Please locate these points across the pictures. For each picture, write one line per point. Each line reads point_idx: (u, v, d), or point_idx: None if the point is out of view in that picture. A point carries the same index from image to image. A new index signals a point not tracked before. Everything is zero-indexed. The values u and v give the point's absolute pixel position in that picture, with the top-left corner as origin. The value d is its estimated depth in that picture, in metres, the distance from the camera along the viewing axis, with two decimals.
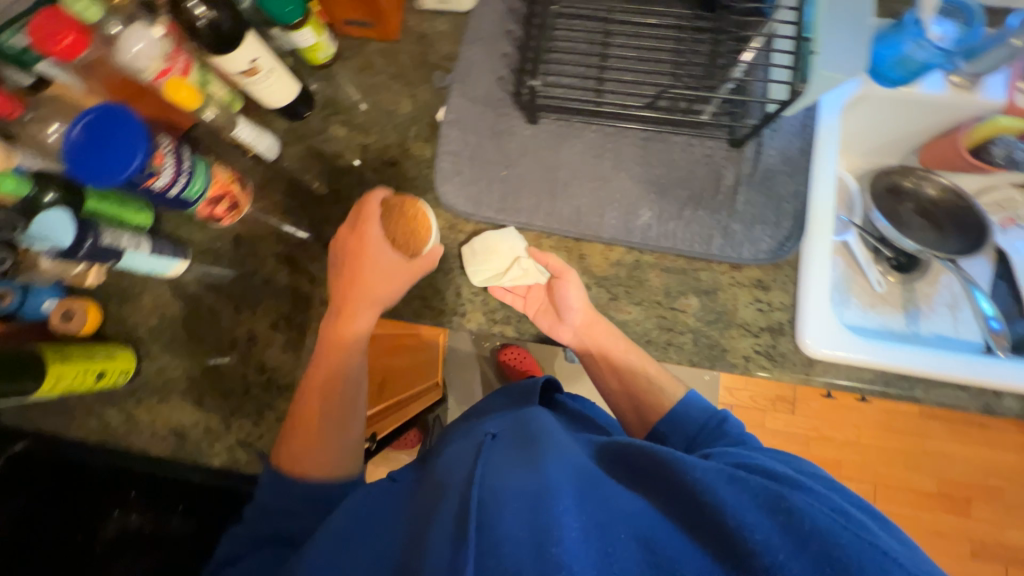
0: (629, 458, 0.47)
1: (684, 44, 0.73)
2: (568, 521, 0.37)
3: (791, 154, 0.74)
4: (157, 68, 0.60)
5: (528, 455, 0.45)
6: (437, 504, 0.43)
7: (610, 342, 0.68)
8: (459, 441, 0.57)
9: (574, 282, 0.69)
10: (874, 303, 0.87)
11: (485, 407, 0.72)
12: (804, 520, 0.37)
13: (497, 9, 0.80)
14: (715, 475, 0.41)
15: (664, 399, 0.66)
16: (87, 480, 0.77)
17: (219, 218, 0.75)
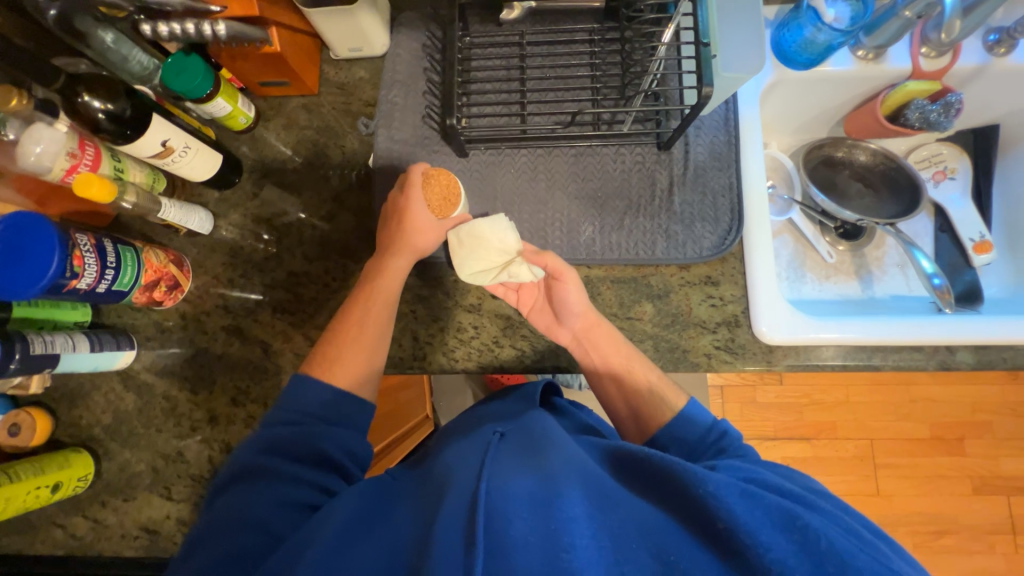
0: (635, 463, 0.47)
1: (598, 57, 0.74)
2: (578, 532, 0.39)
3: (719, 148, 0.74)
4: (63, 166, 0.58)
5: (536, 464, 0.46)
6: (440, 500, 0.43)
7: (612, 351, 0.67)
8: (459, 443, 0.56)
9: (573, 282, 0.67)
10: (828, 275, 0.89)
11: (483, 411, 0.69)
12: (818, 539, 0.37)
13: (411, 47, 0.79)
14: (727, 487, 0.41)
15: (663, 409, 0.63)
16: None
17: (160, 302, 0.74)
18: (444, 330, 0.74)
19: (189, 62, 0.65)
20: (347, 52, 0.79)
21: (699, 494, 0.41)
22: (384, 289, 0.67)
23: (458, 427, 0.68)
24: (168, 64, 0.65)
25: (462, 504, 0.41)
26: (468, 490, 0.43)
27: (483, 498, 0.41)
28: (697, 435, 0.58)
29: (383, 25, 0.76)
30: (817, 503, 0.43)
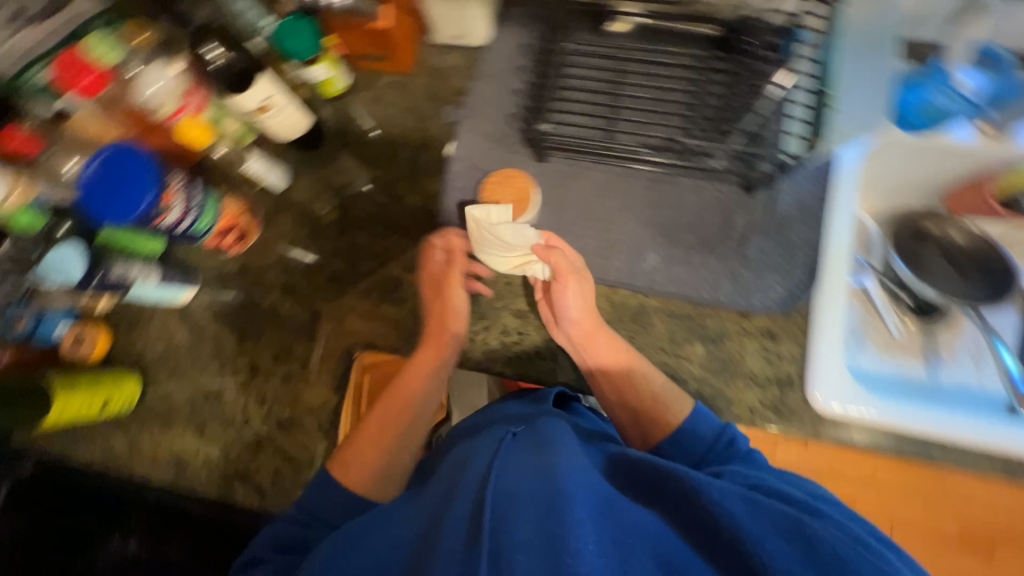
0: (641, 476, 0.49)
1: (698, 85, 0.73)
2: (584, 534, 0.37)
3: (807, 202, 0.72)
4: (172, 108, 0.62)
5: (542, 462, 0.47)
6: (448, 504, 0.45)
7: (608, 357, 0.68)
8: (469, 441, 0.59)
9: (570, 288, 0.68)
10: (890, 350, 0.84)
11: (495, 409, 0.68)
12: (821, 544, 0.41)
13: (510, 44, 0.80)
14: (730, 496, 0.45)
15: (669, 416, 0.64)
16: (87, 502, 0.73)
17: (228, 248, 0.77)
18: (488, 329, 0.74)
19: (300, 26, 0.67)
20: (447, 38, 0.80)
21: (702, 502, 0.44)
22: (416, 387, 0.70)
23: (470, 423, 0.67)
24: (281, 24, 0.67)
25: (472, 503, 0.43)
26: (480, 487, 0.44)
27: (491, 495, 0.42)
28: (704, 443, 0.62)
29: (489, 17, 0.77)
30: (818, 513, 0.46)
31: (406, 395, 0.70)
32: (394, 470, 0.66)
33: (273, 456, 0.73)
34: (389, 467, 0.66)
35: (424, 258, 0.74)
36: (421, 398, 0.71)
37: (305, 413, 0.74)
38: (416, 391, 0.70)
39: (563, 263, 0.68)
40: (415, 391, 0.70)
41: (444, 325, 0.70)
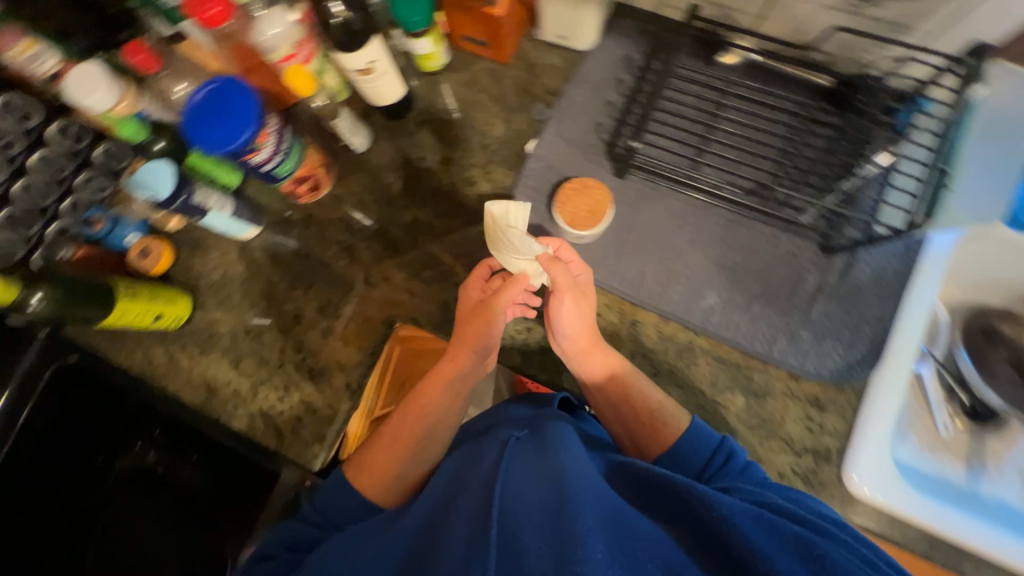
0: (649, 486, 0.46)
1: (798, 132, 0.71)
2: (593, 542, 0.35)
3: (886, 276, 0.68)
4: (284, 53, 0.62)
5: (550, 467, 0.44)
6: (453, 508, 0.44)
7: (603, 369, 0.64)
8: (474, 444, 0.55)
9: (566, 302, 0.63)
10: (934, 447, 0.80)
11: (500, 411, 0.64)
12: (837, 569, 0.36)
13: (614, 55, 0.79)
14: (742, 512, 0.40)
15: (665, 432, 0.60)
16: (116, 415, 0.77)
17: (299, 196, 0.79)
18: (530, 331, 0.73)
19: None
20: (553, 36, 0.79)
21: (711, 518, 0.40)
22: (440, 403, 0.64)
23: (475, 426, 0.65)
24: None
25: (479, 512, 0.41)
26: (485, 494, 0.42)
27: (499, 506, 0.40)
28: (700, 460, 0.57)
29: (599, 25, 0.76)
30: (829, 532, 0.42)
31: (426, 407, 0.64)
32: (410, 478, 0.60)
33: (297, 404, 0.75)
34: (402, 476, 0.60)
35: (461, 295, 0.68)
36: (444, 412, 0.65)
37: (336, 370, 0.76)
38: (440, 407, 0.64)
39: (563, 277, 0.64)
40: (440, 407, 0.64)
41: (482, 347, 0.65)
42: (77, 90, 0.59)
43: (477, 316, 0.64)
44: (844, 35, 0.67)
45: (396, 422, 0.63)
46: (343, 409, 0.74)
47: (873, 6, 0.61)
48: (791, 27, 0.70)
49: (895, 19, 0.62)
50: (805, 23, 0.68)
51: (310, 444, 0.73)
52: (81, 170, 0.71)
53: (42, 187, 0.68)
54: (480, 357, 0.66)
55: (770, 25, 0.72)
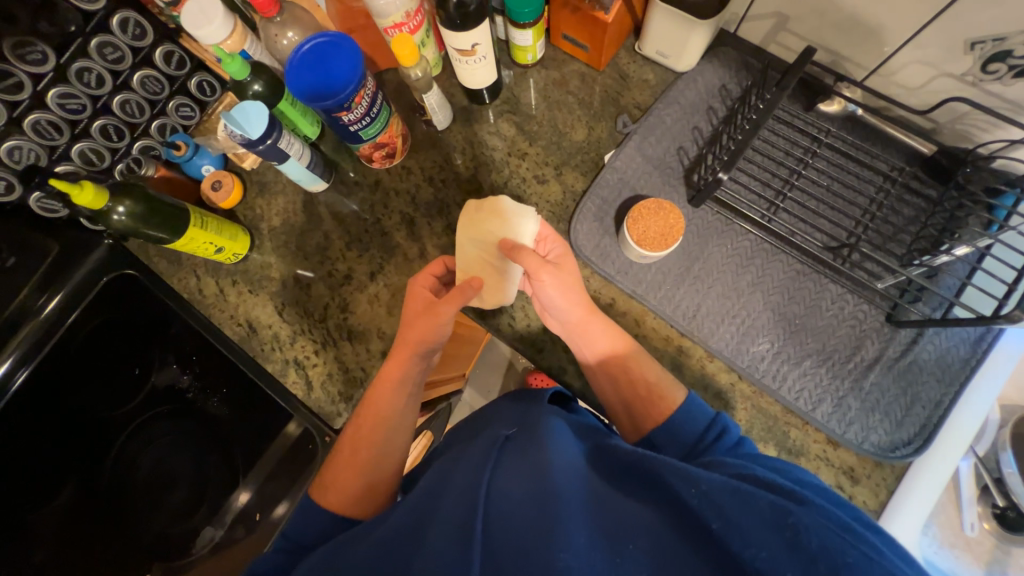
0: (630, 467, 0.40)
1: (886, 197, 0.69)
2: (574, 530, 0.32)
3: (950, 360, 0.65)
4: (395, 20, 0.63)
5: (536, 461, 0.39)
6: (435, 508, 0.37)
7: (602, 341, 0.63)
8: (462, 445, 0.48)
9: (550, 282, 0.61)
10: (955, 543, 0.77)
11: (494, 409, 0.58)
12: (812, 539, 0.30)
13: (710, 82, 0.78)
14: (719, 487, 0.34)
15: (662, 405, 0.57)
16: (154, 335, 0.81)
17: (372, 161, 0.79)
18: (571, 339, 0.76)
19: None
20: (653, 52, 0.78)
21: (689, 497, 0.34)
22: (390, 406, 0.59)
23: (469, 427, 0.56)
24: None
25: (462, 512, 0.34)
26: (466, 493, 0.36)
27: (484, 505, 0.34)
28: (692, 436, 0.53)
29: (702, 50, 0.75)
30: (807, 498, 0.33)
31: (383, 415, 0.58)
32: (381, 486, 0.55)
33: (332, 361, 0.76)
34: (375, 477, 0.55)
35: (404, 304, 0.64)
36: (403, 419, 0.59)
37: (375, 335, 0.77)
38: (391, 412, 0.59)
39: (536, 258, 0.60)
40: (393, 411, 0.59)
41: (425, 350, 0.60)
42: (193, 21, 0.61)
43: (420, 319, 0.59)
44: (955, 105, 0.64)
45: (354, 432, 0.59)
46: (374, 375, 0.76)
47: (998, 83, 0.58)
48: (902, 88, 0.67)
49: (1019, 101, 0.59)
50: (918, 87, 0.66)
51: (335, 402, 0.75)
52: (175, 96, 0.75)
53: (138, 105, 0.71)
54: (424, 361, 0.61)
55: (880, 82, 0.69)
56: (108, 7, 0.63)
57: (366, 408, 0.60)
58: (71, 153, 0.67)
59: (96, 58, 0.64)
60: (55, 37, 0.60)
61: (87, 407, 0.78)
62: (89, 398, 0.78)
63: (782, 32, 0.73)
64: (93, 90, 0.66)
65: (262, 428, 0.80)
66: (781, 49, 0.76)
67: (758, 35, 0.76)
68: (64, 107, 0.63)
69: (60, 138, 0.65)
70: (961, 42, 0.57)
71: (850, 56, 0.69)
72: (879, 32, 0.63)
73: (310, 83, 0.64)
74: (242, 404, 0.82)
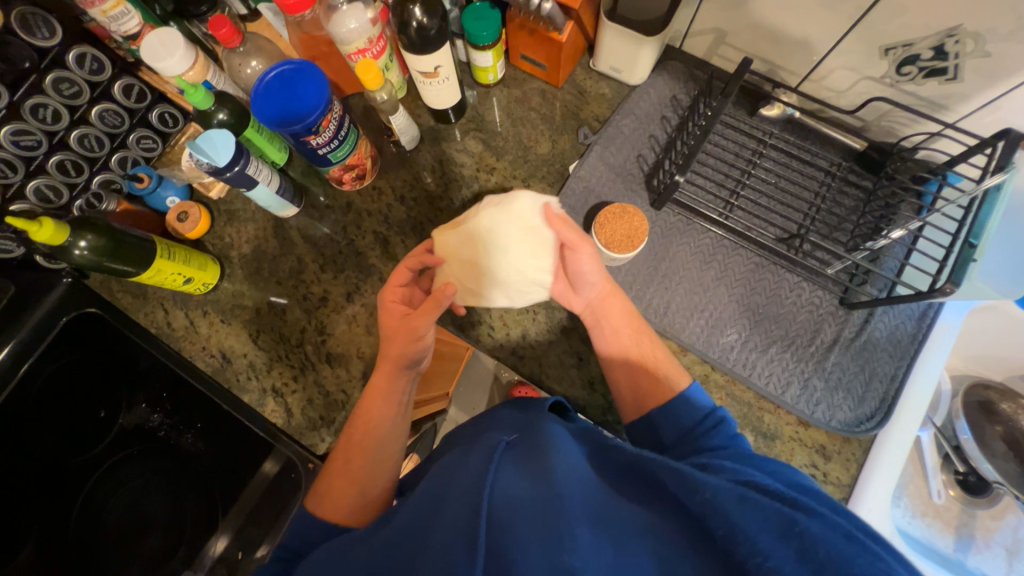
0: (635, 473, 0.41)
1: (828, 190, 0.75)
2: (580, 531, 0.33)
3: (900, 337, 0.70)
4: (358, 47, 0.65)
5: (539, 468, 0.39)
6: (436, 514, 0.37)
7: (623, 322, 0.66)
8: (461, 450, 0.48)
9: (585, 254, 0.65)
10: (925, 512, 0.82)
11: (489, 416, 0.58)
12: (820, 548, 0.29)
13: (661, 94, 0.83)
14: (723, 492, 0.33)
15: (663, 387, 0.59)
16: (121, 373, 0.78)
17: (343, 183, 0.79)
18: (551, 344, 0.79)
19: (490, 14, 0.70)
20: (606, 68, 0.83)
21: (693, 502, 0.34)
22: (381, 414, 0.59)
23: (459, 437, 0.56)
24: (472, 7, 0.70)
25: (465, 513, 0.35)
26: (469, 495, 0.36)
27: (487, 504, 0.35)
28: (690, 420, 0.54)
29: (652, 64, 0.80)
30: (813, 508, 0.33)
31: (375, 424, 0.58)
32: (377, 493, 0.55)
33: (311, 385, 0.75)
34: (367, 490, 0.54)
35: (381, 310, 0.63)
36: (391, 427, 0.59)
37: (355, 356, 0.76)
38: (379, 421, 0.59)
39: (570, 233, 0.65)
40: (382, 420, 0.59)
41: (409, 362, 0.60)
42: (153, 54, 0.61)
43: (399, 332, 0.59)
44: (879, 104, 0.70)
45: (345, 444, 0.58)
46: (356, 397, 0.75)
47: (912, 83, 0.65)
48: (832, 91, 0.74)
49: (932, 98, 0.65)
50: (846, 89, 0.72)
51: (316, 427, 0.74)
52: (135, 128, 0.74)
53: (97, 139, 0.70)
54: (411, 370, 0.61)
55: (813, 87, 0.76)
56: (64, 43, 0.62)
57: (358, 416, 0.59)
58: (26, 191, 0.65)
59: (51, 94, 0.63)
60: (8, 73, 0.58)
61: (48, 458, 0.73)
62: (49, 448, 0.73)
63: (722, 45, 0.79)
64: (50, 126, 0.64)
65: (242, 460, 0.78)
66: (723, 61, 0.82)
67: (701, 49, 0.82)
68: (18, 143, 0.62)
69: (15, 177, 0.63)
70: (877, 49, 0.64)
71: (784, 65, 0.75)
72: (806, 42, 0.69)
73: (280, 110, 0.65)
74: (218, 436, 0.79)
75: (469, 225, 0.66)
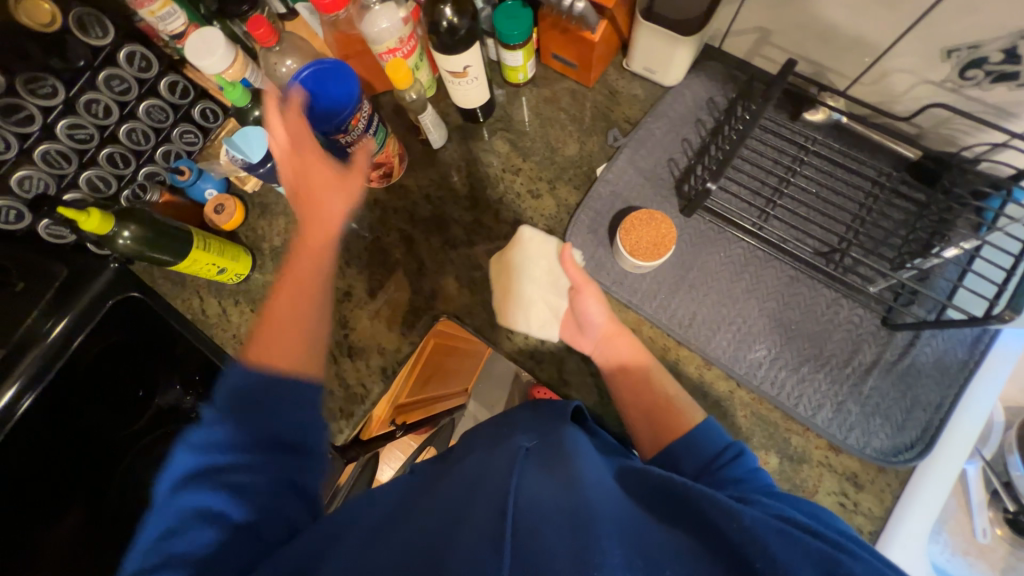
0: (660, 491, 0.40)
1: (875, 202, 0.70)
2: (608, 545, 0.32)
3: (948, 363, 0.65)
4: (388, 46, 0.66)
5: (563, 478, 0.40)
6: (462, 517, 0.36)
7: (631, 358, 0.66)
8: (483, 452, 0.49)
9: (595, 295, 0.68)
10: (968, 551, 0.76)
11: (509, 416, 0.59)
12: None
13: (697, 95, 0.80)
14: (764, 525, 0.34)
15: (681, 419, 0.58)
16: (159, 354, 0.81)
17: (369, 180, 0.81)
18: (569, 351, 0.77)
19: (522, 14, 0.69)
20: (640, 68, 0.80)
21: (729, 529, 0.34)
22: (314, 268, 0.56)
23: (473, 440, 0.56)
24: (504, 6, 0.70)
25: (490, 517, 0.35)
26: (494, 499, 0.37)
27: (512, 511, 0.35)
28: (707, 454, 0.52)
29: (688, 64, 0.77)
30: (853, 548, 0.34)
31: (309, 266, 0.56)
32: (314, 346, 0.52)
33: (332, 377, 0.77)
34: (312, 342, 0.52)
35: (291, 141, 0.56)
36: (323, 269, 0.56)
37: (375, 352, 0.78)
38: (315, 274, 0.56)
39: (580, 274, 0.69)
40: (317, 262, 0.56)
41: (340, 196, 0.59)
42: (196, 52, 0.64)
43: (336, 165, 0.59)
44: (937, 111, 0.65)
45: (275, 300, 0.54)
46: (375, 392, 0.76)
47: (977, 88, 0.60)
48: (885, 96, 0.69)
49: (1000, 105, 0.60)
50: (900, 94, 0.67)
51: (336, 418, 0.76)
52: (178, 123, 0.78)
53: (143, 133, 0.73)
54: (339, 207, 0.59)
55: (863, 91, 0.71)
56: (116, 41, 0.66)
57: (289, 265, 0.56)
58: (79, 181, 0.69)
59: (103, 91, 0.67)
60: (65, 71, 0.62)
61: (89, 431, 0.78)
62: (93, 421, 0.78)
63: (765, 45, 0.75)
64: (101, 120, 0.68)
65: None
66: (765, 62, 0.78)
67: (741, 49, 0.78)
68: (72, 136, 0.66)
69: (69, 168, 0.67)
70: (939, 51, 0.59)
71: (833, 66, 0.71)
72: (858, 42, 0.65)
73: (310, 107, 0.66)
74: None
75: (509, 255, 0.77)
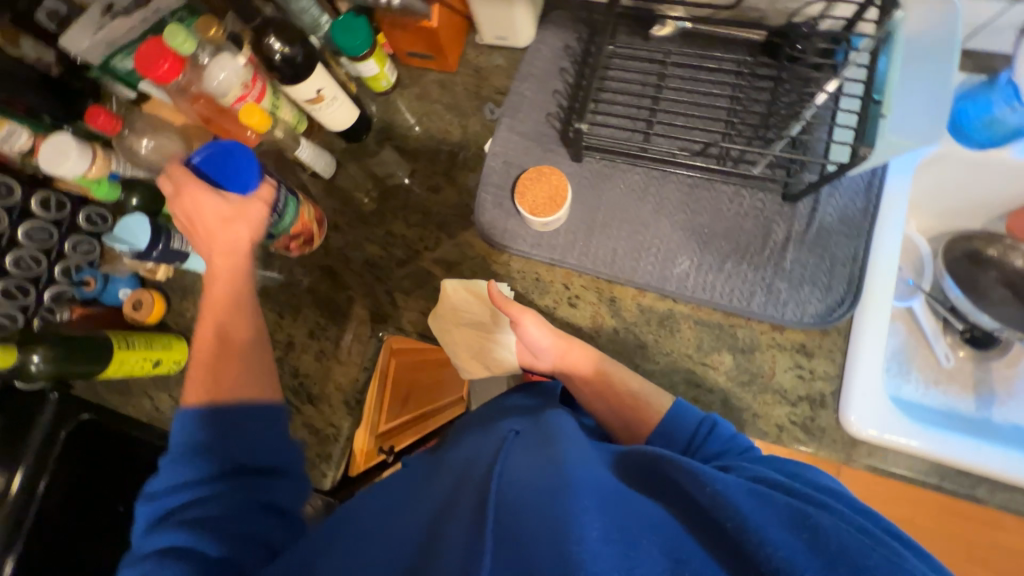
0: (648, 467, 0.41)
1: (742, 90, 0.73)
2: (586, 521, 0.34)
3: (851, 214, 0.68)
4: (236, 94, 0.65)
5: (550, 459, 0.41)
6: (450, 513, 0.39)
7: (590, 366, 0.64)
8: (476, 435, 0.52)
9: (532, 321, 0.65)
10: (938, 380, 0.79)
11: (496, 404, 0.61)
12: (829, 539, 0.34)
13: (554, 46, 0.81)
14: (735, 488, 0.37)
15: (653, 414, 0.60)
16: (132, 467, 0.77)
17: (290, 249, 0.78)
18: None
19: (358, 24, 0.70)
20: (492, 39, 0.82)
21: (702, 496, 0.36)
22: (242, 323, 0.61)
23: (453, 434, 0.58)
24: (337, 21, 0.70)
25: (477, 504, 0.38)
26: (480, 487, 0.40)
27: (494, 499, 0.37)
28: (687, 433, 0.55)
29: (533, 20, 0.79)
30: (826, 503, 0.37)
31: (230, 316, 0.61)
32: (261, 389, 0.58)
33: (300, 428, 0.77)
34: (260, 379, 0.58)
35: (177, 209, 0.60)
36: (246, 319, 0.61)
37: (333, 391, 0.78)
38: (245, 329, 0.61)
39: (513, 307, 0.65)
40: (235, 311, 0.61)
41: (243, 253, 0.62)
42: (50, 159, 0.63)
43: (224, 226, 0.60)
44: None
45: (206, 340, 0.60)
46: (346, 428, 0.76)
47: None
48: None
49: None
50: None
51: (317, 464, 0.75)
52: (69, 236, 0.75)
53: (32, 257, 0.70)
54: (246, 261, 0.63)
55: None
56: None
57: (208, 316, 0.61)
58: None
59: None
60: None
61: None
62: None
63: None
64: None
65: None
66: None
67: None
68: None
69: None
70: None
71: None
72: None
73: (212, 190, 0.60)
74: None
75: (445, 309, 0.73)
